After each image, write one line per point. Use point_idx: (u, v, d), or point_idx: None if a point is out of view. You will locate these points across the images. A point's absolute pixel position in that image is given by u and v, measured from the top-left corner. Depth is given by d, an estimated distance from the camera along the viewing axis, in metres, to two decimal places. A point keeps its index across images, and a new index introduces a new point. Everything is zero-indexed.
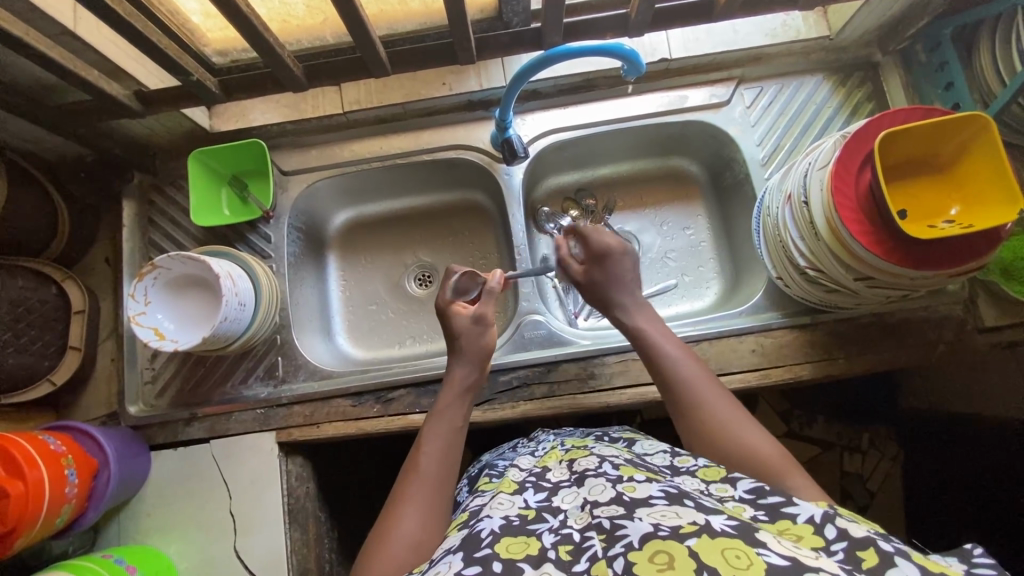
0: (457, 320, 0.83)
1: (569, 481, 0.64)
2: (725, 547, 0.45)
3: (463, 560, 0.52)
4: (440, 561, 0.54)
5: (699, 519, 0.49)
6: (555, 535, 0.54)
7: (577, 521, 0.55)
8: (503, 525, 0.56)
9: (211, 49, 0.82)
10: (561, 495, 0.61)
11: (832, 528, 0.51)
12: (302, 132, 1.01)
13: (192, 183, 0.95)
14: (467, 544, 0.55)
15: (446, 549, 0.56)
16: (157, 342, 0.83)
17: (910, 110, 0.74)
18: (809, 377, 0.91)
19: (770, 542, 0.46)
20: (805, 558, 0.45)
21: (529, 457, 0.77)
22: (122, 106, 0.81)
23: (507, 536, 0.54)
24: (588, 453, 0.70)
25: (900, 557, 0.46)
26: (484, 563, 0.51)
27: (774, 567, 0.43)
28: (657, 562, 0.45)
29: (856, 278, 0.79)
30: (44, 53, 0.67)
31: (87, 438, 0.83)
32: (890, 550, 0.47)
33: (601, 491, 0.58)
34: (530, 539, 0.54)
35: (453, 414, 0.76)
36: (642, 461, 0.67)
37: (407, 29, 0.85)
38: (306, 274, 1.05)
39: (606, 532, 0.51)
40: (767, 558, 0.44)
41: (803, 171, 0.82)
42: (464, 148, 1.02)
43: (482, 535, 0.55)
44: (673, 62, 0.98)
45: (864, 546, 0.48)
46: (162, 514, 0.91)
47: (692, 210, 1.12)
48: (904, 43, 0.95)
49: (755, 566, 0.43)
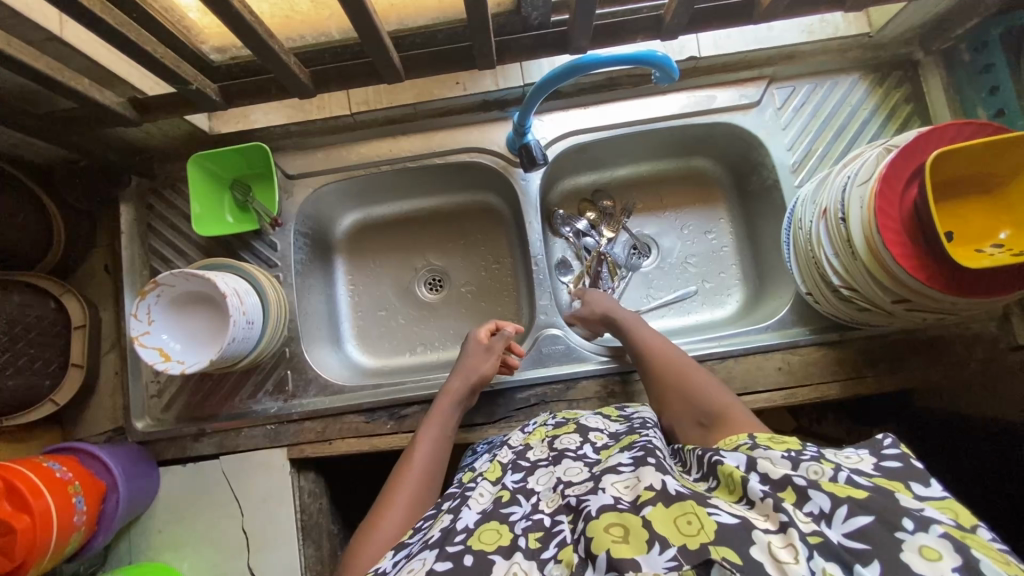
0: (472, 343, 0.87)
1: (547, 460, 0.61)
2: (678, 515, 0.45)
3: (435, 555, 0.49)
4: (414, 558, 0.51)
5: (655, 483, 0.49)
6: (527, 521, 0.52)
7: (548, 504, 0.53)
8: (478, 517, 0.54)
9: (209, 45, 0.74)
10: (536, 476, 0.59)
11: (754, 474, 0.49)
12: (308, 134, 0.96)
13: (194, 190, 0.90)
14: (442, 538, 0.52)
15: (425, 541, 0.53)
16: (163, 365, 0.80)
17: (960, 125, 0.70)
18: (835, 396, 0.89)
19: (721, 503, 0.47)
20: (755, 521, 0.44)
21: (518, 433, 0.72)
22: (116, 114, 0.76)
23: (481, 526, 0.52)
24: (574, 428, 0.67)
25: (815, 490, 0.45)
26: (456, 558, 0.48)
27: (725, 527, 0.43)
28: (612, 533, 0.45)
29: (894, 300, 0.75)
30: (28, 63, 0.62)
31: (93, 460, 0.81)
32: (804, 484, 0.46)
33: (575, 472, 0.56)
34: (503, 527, 0.51)
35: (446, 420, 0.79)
36: (624, 431, 0.66)
37: (419, 24, 0.78)
38: (314, 281, 1.01)
39: (572, 511, 0.50)
40: (717, 517, 0.44)
41: (842, 184, 0.77)
42: (479, 151, 0.97)
43: (458, 527, 0.53)
44: (702, 60, 0.92)
45: (782, 487, 0.47)
46: (174, 532, 0.89)
47: (714, 213, 1.07)
48: (948, 43, 0.89)
49: (706, 529, 0.43)
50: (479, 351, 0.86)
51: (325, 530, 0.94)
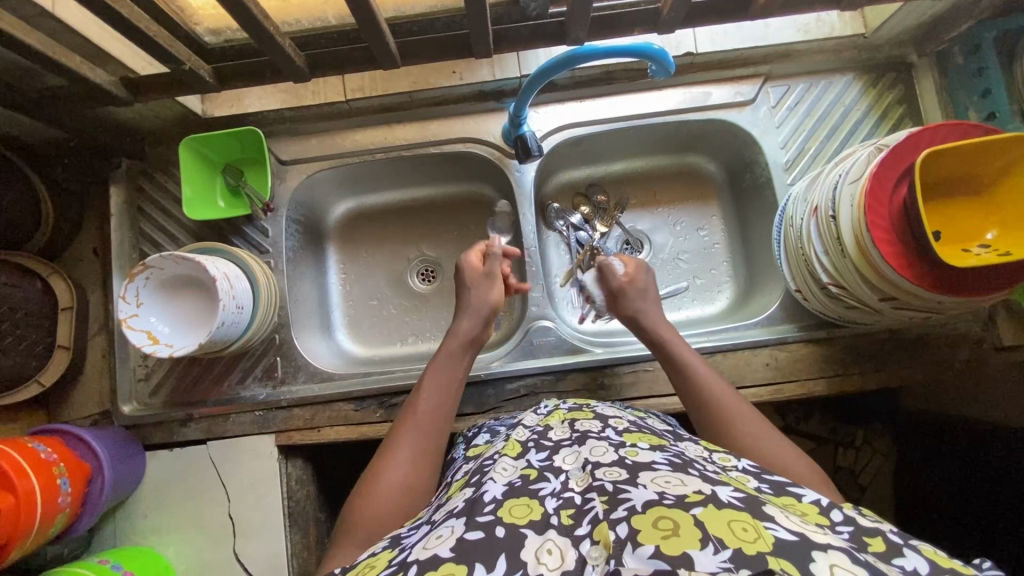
0: (471, 273, 0.85)
1: (571, 440, 0.59)
2: (731, 519, 0.42)
3: (464, 524, 0.49)
4: (441, 524, 0.51)
5: (705, 489, 0.46)
6: (558, 500, 0.50)
7: (578, 483, 0.52)
8: (505, 490, 0.52)
9: (204, 27, 0.74)
10: (561, 455, 0.57)
11: (839, 512, 0.47)
12: (302, 120, 0.96)
13: (184, 173, 0.88)
14: (470, 507, 0.51)
15: (449, 512, 0.53)
16: (150, 347, 0.79)
17: (953, 125, 0.70)
18: (821, 393, 0.90)
19: (778, 517, 0.44)
20: (814, 534, 0.42)
21: (531, 415, 0.72)
22: (107, 93, 0.75)
23: (510, 499, 0.51)
24: (592, 415, 0.66)
25: (909, 550, 0.44)
26: (487, 528, 0.47)
27: (784, 542, 0.40)
28: (661, 528, 0.42)
29: (881, 298, 0.76)
30: (20, 38, 0.62)
31: (79, 443, 0.81)
32: (899, 542, 0.44)
33: (603, 454, 0.54)
34: (533, 502, 0.50)
35: (454, 367, 0.78)
36: (645, 425, 0.65)
37: (416, 12, 0.77)
38: (305, 269, 1.00)
39: (608, 495, 0.47)
40: (774, 532, 0.41)
41: (833, 183, 0.78)
42: (473, 142, 0.97)
43: (485, 499, 0.51)
44: (698, 57, 0.93)
45: (871, 534, 0.45)
46: (159, 516, 0.89)
47: (708, 210, 1.08)
48: (943, 45, 0.89)
49: (763, 539, 0.40)
50: (478, 281, 0.84)
51: (311, 517, 0.93)
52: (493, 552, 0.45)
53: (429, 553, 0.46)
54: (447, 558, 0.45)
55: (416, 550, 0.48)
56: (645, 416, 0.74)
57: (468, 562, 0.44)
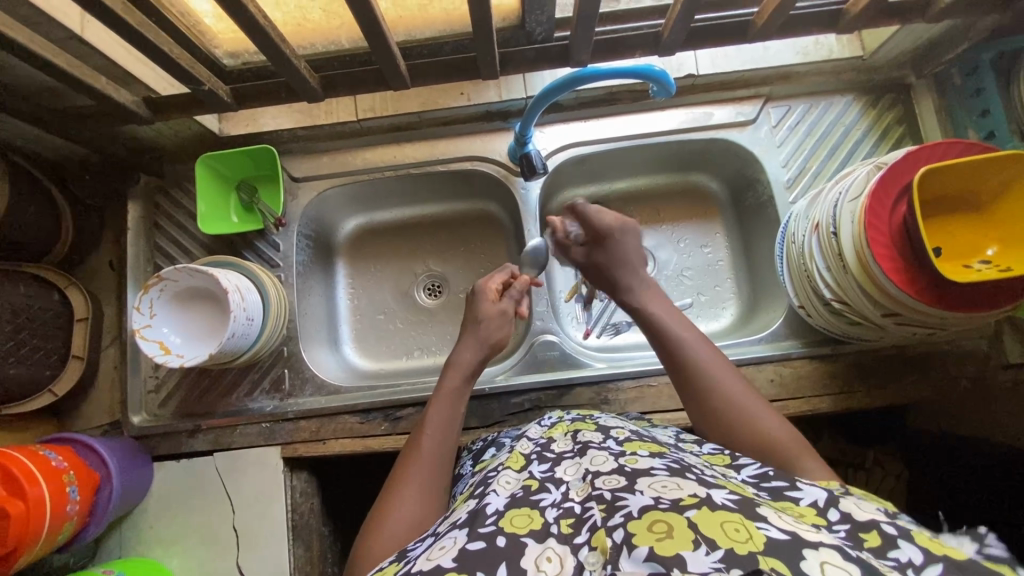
0: (486, 306, 0.84)
1: (572, 451, 0.60)
2: (724, 520, 0.42)
3: (466, 535, 0.49)
4: (444, 536, 0.51)
5: (700, 492, 0.46)
6: (558, 509, 0.50)
7: (578, 493, 0.52)
8: (507, 502, 0.53)
9: (222, 51, 0.78)
10: (563, 467, 0.58)
11: (835, 512, 0.48)
12: (315, 139, 0.99)
13: (200, 190, 0.92)
14: (471, 519, 0.51)
15: (452, 523, 0.53)
16: (162, 358, 0.82)
17: (949, 144, 0.72)
18: (826, 410, 0.90)
19: (770, 517, 0.44)
20: (805, 533, 0.42)
21: (536, 427, 0.72)
22: (129, 111, 0.79)
23: (512, 510, 0.51)
24: (595, 426, 0.66)
25: (904, 540, 0.43)
26: (489, 539, 0.47)
27: (775, 541, 0.40)
28: (655, 530, 0.42)
29: (884, 314, 0.76)
30: (49, 59, 0.65)
31: (89, 451, 0.82)
32: (893, 533, 0.44)
33: (603, 462, 0.55)
34: (533, 513, 0.50)
35: (455, 401, 0.75)
36: (647, 436, 0.65)
37: (426, 36, 0.81)
38: (314, 283, 1.02)
39: (606, 503, 0.48)
40: (766, 531, 0.41)
41: (833, 200, 0.78)
42: (480, 160, 0.99)
43: (487, 511, 0.52)
44: (700, 78, 0.95)
45: (866, 528, 0.45)
46: (164, 527, 0.89)
47: (710, 227, 1.09)
48: (939, 67, 0.91)
49: (754, 539, 0.40)
50: (493, 316, 0.84)
51: (315, 531, 0.93)
52: (494, 560, 0.45)
53: (432, 564, 0.46)
54: (450, 567, 0.45)
55: (420, 561, 0.48)
56: (646, 427, 0.75)
57: (469, 569, 0.44)
